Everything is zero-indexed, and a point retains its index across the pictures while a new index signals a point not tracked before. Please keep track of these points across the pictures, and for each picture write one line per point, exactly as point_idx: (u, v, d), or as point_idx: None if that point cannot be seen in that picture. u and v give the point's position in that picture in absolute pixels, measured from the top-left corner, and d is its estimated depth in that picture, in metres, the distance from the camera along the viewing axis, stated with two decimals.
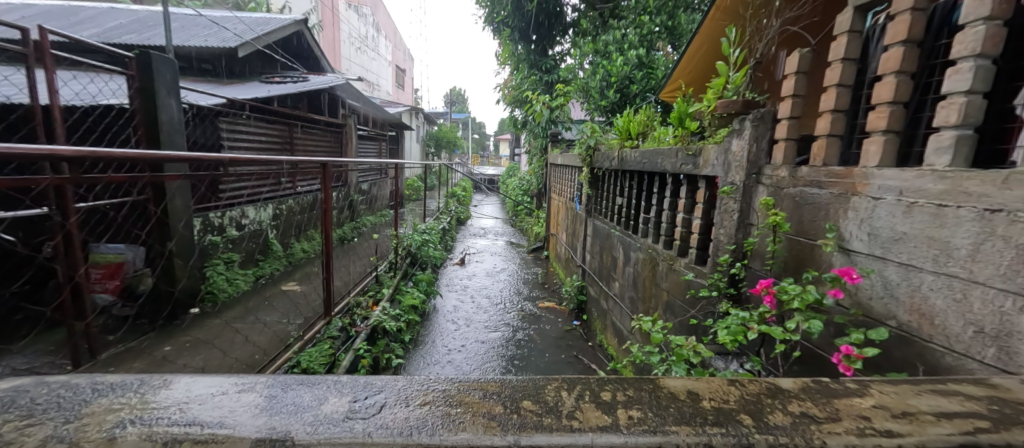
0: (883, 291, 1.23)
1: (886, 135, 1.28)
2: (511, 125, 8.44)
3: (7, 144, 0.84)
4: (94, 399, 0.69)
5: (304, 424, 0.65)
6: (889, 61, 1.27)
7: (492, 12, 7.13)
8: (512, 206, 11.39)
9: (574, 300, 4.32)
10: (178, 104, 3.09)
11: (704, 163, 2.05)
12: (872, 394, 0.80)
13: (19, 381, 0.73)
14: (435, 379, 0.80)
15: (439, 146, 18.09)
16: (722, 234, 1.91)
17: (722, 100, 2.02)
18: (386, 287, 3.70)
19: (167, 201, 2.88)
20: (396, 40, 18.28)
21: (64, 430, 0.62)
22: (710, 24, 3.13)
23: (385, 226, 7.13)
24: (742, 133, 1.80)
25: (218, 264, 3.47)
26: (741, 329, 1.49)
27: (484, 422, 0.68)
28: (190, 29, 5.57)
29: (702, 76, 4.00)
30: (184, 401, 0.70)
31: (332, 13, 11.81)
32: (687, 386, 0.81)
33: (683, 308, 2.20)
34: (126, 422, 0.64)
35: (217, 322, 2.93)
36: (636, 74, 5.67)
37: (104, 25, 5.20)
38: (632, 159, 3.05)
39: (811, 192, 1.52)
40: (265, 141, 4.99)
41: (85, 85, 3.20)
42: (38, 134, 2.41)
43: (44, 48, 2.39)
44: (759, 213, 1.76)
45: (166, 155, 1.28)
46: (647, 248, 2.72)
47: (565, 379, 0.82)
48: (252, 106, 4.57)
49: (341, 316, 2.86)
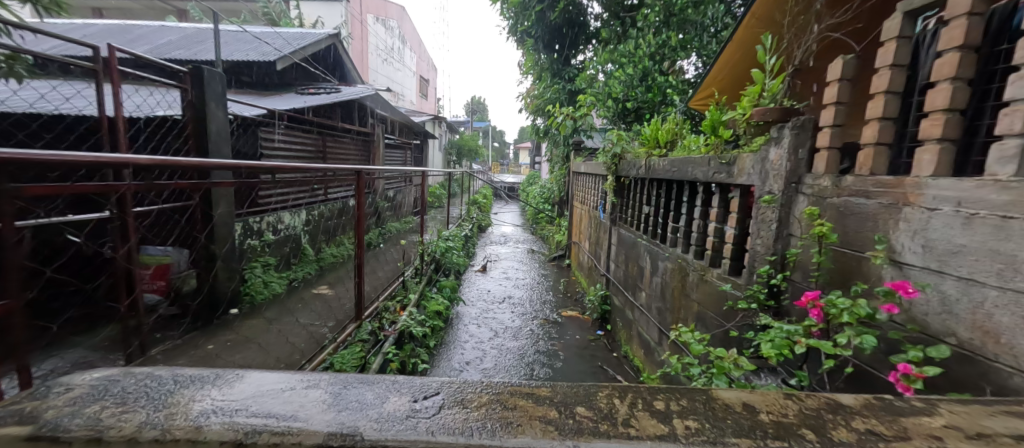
0: (941, 307, 1.18)
1: (941, 143, 1.23)
2: (533, 134, 8.49)
3: (94, 155, 0.93)
4: (177, 390, 0.74)
5: (370, 420, 0.67)
6: (945, 67, 1.23)
7: (515, 23, 7.24)
8: (533, 214, 11.41)
9: (598, 310, 4.26)
10: (226, 116, 3.26)
11: (739, 172, 2.02)
12: (941, 414, 0.77)
13: (108, 372, 0.79)
14: (488, 384, 0.81)
15: (461, 154, 18.39)
16: (759, 244, 1.87)
17: (759, 108, 1.97)
18: (412, 293, 3.78)
19: (212, 207, 3.02)
20: (420, 50, 18.85)
21: (154, 418, 0.66)
22: (744, 32, 3.08)
23: (410, 233, 7.26)
24: (781, 142, 1.76)
25: (254, 267, 3.64)
26: (786, 343, 1.44)
27: (542, 426, 0.69)
28: (234, 44, 5.89)
29: (735, 84, 3.92)
30: (257, 394, 0.73)
31: (360, 26, 12.43)
32: (743, 399, 0.79)
33: (717, 320, 2.14)
34: (208, 412, 0.68)
35: (254, 323, 3.05)
36: (640, 87, 5.82)
37: (155, 41, 5.55)
38: (659, 167, 3.03)
39: (857, 202, 1.47)
40: (300, 150, 5.18)
41: (144, 98, 3.44)
42: (104, 143, 2.58)
43: (112, 64, 2.57)
44: (800, 223, 1.71)
45: (220, 164, 1.37)
46: (677, 258, 2.68)
47: (615, 387, 0.82)
48: (288, 116, 4.76)
49: (371, 320, 2.92)
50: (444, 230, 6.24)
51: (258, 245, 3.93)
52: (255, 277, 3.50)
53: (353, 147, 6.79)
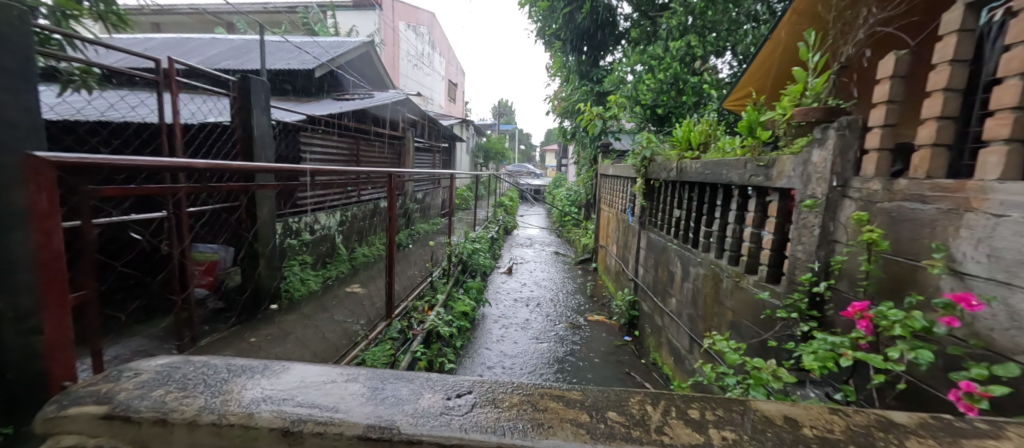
0: (1008, 322, 1.09)
1: (1009, 144, 1.14)
2: (560, 136, 8.44)
3: (158, 159, 1.01)
4: (231, 378, 0.79)
5: (406, 415, 0.70)
6: (1014, 61, 1.14)
7: (544, 25, 7.23)
8: (559, 217, 11.35)
9: (625, 315, 4.18)
10: (269, 122, 3.43)
11: (778, 175, 1.94)
12: (1009, 438, 0.71)
13: (170, 360, 0.86)
14: (518, 384, 0.82)
15: (489, 157, 18.56)
16: (801, 251, 1.79)
17: (801, 108, 1.88)
18: (439, 293, 3.84)
19: (256, 208, 3.19)
20: (449, 54, 19.17)
21: (211, 403, 0.71)
22: (785, 28, 2.95)
23: (438, 234, 7.39)
24: (825, 143, 1.68)
25: (293, 265, 3.81)
26: (831, 355, 1.37)
27: (573, 429, 0.69)
28: (276, 53, 6.22)
29: (774, 82, 3.76)
30: (301, 385, 0.77)
31: (392, 33, 12.80)
32: (783, 412, 0.76)
33: (754, 329, 2.06)
34: (259, 400, 0.72)
35: (291, 318, 3.19)
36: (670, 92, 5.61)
37: (207, 53, 5.93)
38: (691, 170, 2.95)
39: (911, 207, 1.38)
40: (335, 154, 5.39)
41: (198, 106, 3.69)
42: (163, 148, 2.77)
43: (171, 76, 2.77)
44: (846, 229, 1.62)
45: (265, 167, 1.45)
46: (709, 263, 2.59)
47: (648, 394, 0.81)
48: (325, 121, 4.96)
49: (401, 318, 3.00)
50: (471, 232, 6.31)
51: (296, 244, 4.11)
52: (293, 275, 3.67)
53: (384, 151, 6.99)
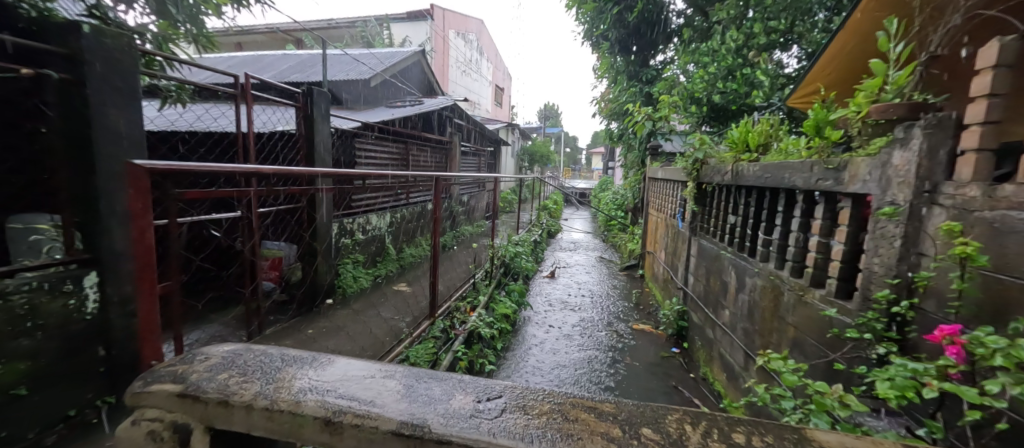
0: None
1: None
2: (607, 138, 8.25)
3: (229, 164, 1.11)
4: (284, 367, 0.84)
5: (437, 415, 0.70)
6: None
7: (592, 26, 7.13)
8: (605, 222, 11.08)
9: (673, 326, 3.98)
10: (328, 128, 3.67)
11: (851, 179, 1.76)
12: None
13: (235, 347, 0.94)
14: (550, 392, 0.80)
15: (534, 159, 18.57)
16: (877, 264, 1.60)
17: (879, 105, 1.69)
18: (481, 295, 3.89)
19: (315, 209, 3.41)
20: (497, 59, 19.48)
21: (265, 389, 0.76)
22: (860, 17, 2.68)
23: (482, 237, 7.49)
24: (908, 144, 1.50)
25: (346, 263, 4.04)
26: (912, 384, 1.21)
27: (604, 442, 0.66)
28: (338, 65, 6.66)
29: (847, 77, 3.42)
30: (343, 379, 0.81)
31: (443, 41, 13.23)
32: (846, 444, 0.68)
33: (820, 349, 1.87)
34: (306, 389, 0.77)
35: (344, 313, 3.38)
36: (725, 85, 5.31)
37: (279, 67, 6.49)
38: (749, 173, 2.75)
39: (1019, 217, 1.19)
40: (388, 158, 5.65)
41: (269, 116, 4.03)
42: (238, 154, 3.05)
43: (247, 89, 3.04)
44: (934, 241, 1.43)
45: (322, 171, 1.55)
46: (768, 274, 2.40)
47: (687, 412, 0.76)
48: (379, 127, 5.22)
49: (444, 318, 3.07)
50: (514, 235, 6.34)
51: (349, 243, 4.35)
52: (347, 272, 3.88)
53: (433, 155, 7.23)
